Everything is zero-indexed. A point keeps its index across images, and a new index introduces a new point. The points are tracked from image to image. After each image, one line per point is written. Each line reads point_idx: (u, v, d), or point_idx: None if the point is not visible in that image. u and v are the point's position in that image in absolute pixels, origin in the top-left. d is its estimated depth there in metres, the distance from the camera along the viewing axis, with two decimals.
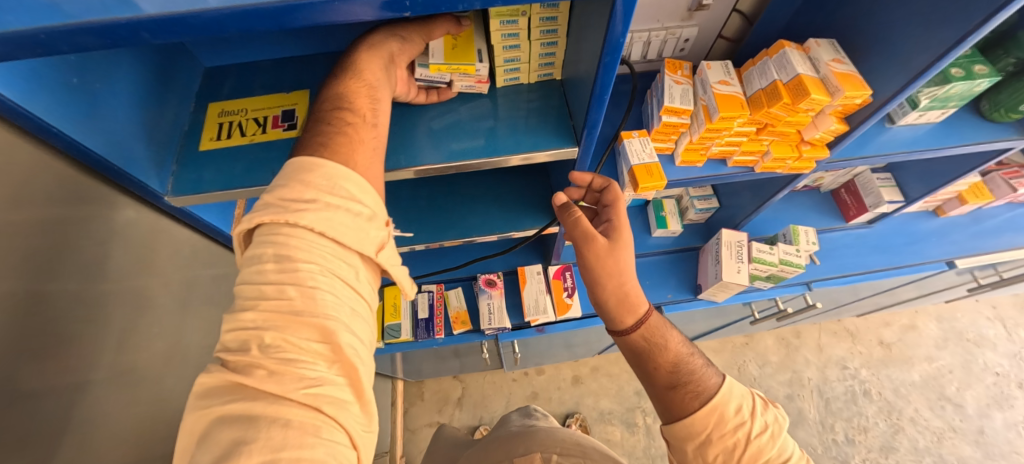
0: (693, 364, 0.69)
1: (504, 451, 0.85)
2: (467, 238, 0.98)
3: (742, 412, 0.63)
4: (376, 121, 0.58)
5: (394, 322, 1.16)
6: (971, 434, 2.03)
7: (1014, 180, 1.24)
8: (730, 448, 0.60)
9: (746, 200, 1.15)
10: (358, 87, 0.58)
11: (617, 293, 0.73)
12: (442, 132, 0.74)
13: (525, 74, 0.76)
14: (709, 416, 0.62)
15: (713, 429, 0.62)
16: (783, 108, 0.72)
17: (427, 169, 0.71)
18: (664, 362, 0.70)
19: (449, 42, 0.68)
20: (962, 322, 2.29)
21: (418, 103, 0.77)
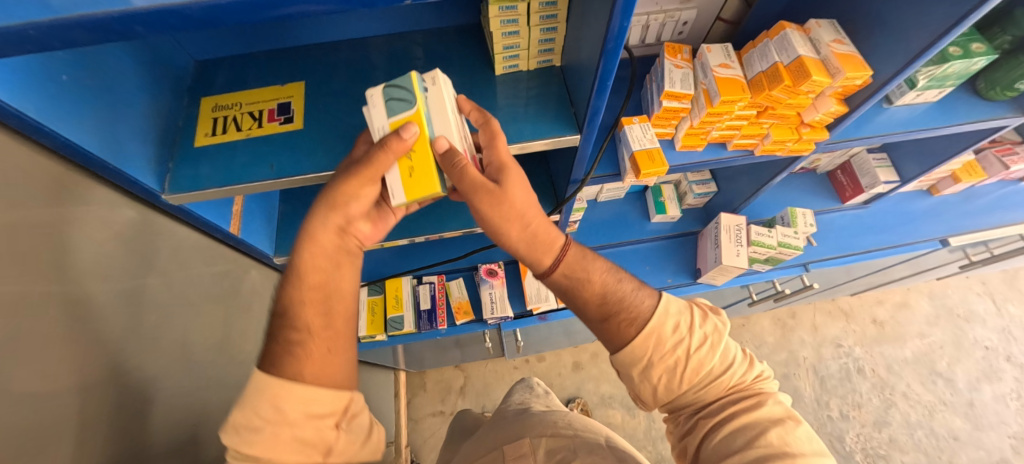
0: (624, 290, 0.64)
1: (501, 439, 0.85)
2: (468, 228, 0.98)
3: (680, 330, 0.60)
4: (331, 322, 0.58)
5: (396, 314, 1.16)
6: (962, 406, 2.09)
7: (1007, 158, 1.26)
8: (672, 366, 0.58)
9: (745, 184, 1.15)
10: (308, 288, 0.60)
11: (523, 237, 0.63)
12: None
13: (525, 61, 0.74)
14: (647, 341, 0.59)
15: (654, 353, 0.59)
16: (784, 91, 0.72)
17: None
18: (590, 296, 0.64)
19: (403, 170, 0.56)
20: (953, 299, 2.34)
21: None
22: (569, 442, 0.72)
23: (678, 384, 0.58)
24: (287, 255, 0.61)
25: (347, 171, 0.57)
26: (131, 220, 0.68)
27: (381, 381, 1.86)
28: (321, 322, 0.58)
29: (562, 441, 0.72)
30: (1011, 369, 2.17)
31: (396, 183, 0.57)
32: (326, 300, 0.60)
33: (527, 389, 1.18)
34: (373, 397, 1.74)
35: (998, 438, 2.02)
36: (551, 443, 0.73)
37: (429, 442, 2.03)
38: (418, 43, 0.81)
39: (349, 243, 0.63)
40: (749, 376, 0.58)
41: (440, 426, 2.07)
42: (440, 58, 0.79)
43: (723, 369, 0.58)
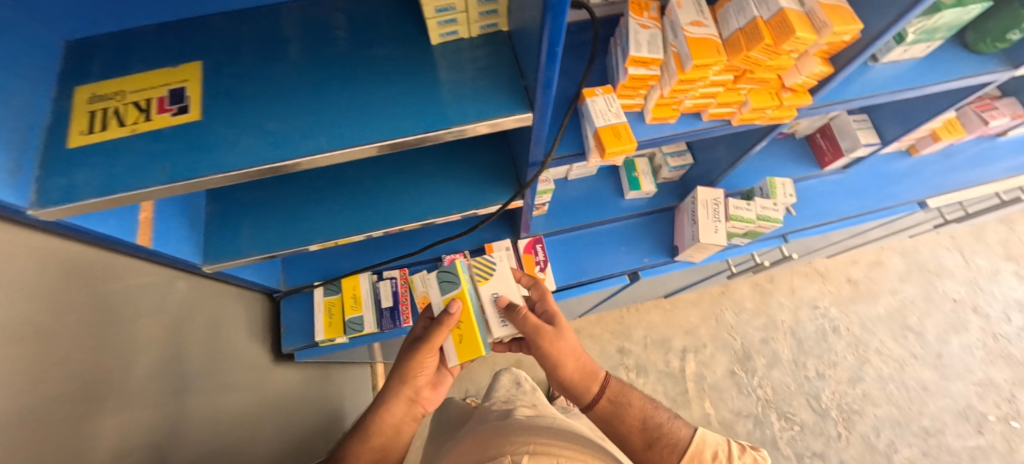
0: (660, 411, 0.74)
1: (477, 452, 0.72)
2: (423, 220, 0.88)
3: (721, 455, 0.65)
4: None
5: (355, 315, 1.08)
6: (931, 358, 2.17)
7: (986, 113, 1.21)
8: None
9: (722, 154, 1.08)
10: (371, 448, 0.76)
11: (577, 370, 0.77)
12: (375, 102, 0.61)
13: (465, 26, 0.63)
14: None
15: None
16: (763, 52, 0.62)
17: (362, 150, 0.59)
18: (634, 427, 0.71)
19: (456, 337, 0.78)
20: (924, 254, 2.38)
21: (340, 67, 0.63)
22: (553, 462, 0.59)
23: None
24: (363, 417, 0.81)
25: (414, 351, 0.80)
26: (74, 255, 0.64)
27: (357, 375, 1.80)
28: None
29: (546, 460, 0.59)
30: (977, 319, 2.24)
31: (451, 349, 0.78)
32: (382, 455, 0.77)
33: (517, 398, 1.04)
34: (350, 393, 1.68)
35: (963, 386, 2.11)
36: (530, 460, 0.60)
37: None
38: (340, 8, 0.68)
39: (416, 410, 0.84)
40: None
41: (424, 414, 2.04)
42: (366, 26, 0.66)
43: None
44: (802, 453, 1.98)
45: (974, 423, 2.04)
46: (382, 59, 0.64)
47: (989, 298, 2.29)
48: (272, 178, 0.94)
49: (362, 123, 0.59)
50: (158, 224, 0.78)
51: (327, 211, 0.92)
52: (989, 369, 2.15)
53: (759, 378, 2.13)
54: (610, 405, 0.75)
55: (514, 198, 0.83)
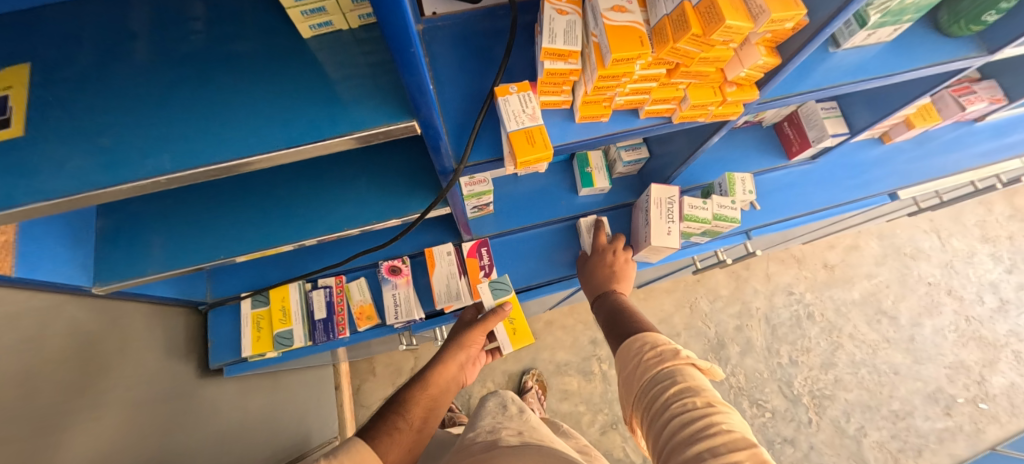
0: (639, 312, 0.76)
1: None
2: (337, 232, 0.80)
3: (652, 343, 0.62)
4: (423, 428, 0.71)
5: (284, 328, 1.01)
6: (903, 342, 2.16)
7: (963, 97, 1.14)
8: (634, 367, 0.60)
9: (681, 145, 0.97)
10: (426, 396, 0.75)
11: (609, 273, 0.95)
12: (232, 108, 0.52)
13: (339, 17, 0.53)
14: (627, 347, 0.64)
15: (628, 357, 0.63)
16: (692, 43, 0.53)
17: (217, 169, 0.51)
18: (613, 309, 0.80)
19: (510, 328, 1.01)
20: (901, 237, 2.34)
21: (195, 67, 0.54)
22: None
23: (634, 384, 0.58)
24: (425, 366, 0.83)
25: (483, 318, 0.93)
26: None
27: (316, 377, 1.74)
28: (415, 428, 0.69)
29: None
30: (950, 302, 2.23)
31: (505, 337, 0.99)
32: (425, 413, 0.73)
33: (500, 408, 0.87)
34: (308, 397, 1.63)
35: (934, 369, 2.11)
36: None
37: None
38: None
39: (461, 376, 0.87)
40: (692, 388, 0.51)
41: None
42: (231, 18, 0.57)
43: (672, 378, 0.54)
44: (772, 439, 1.98)
45: (943, 405, 2.05)
46: (243, 58, 0.54)
47: (964, 280, 2.28)
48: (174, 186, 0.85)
49: (215, 137, 0.50)
50: (23, 247, 0.69)
51: (234, 222, 0.83)
52: (960, 351, 2.15)
53: (732, 366, 2.11)
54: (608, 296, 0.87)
55: (434, 207, 0.75)
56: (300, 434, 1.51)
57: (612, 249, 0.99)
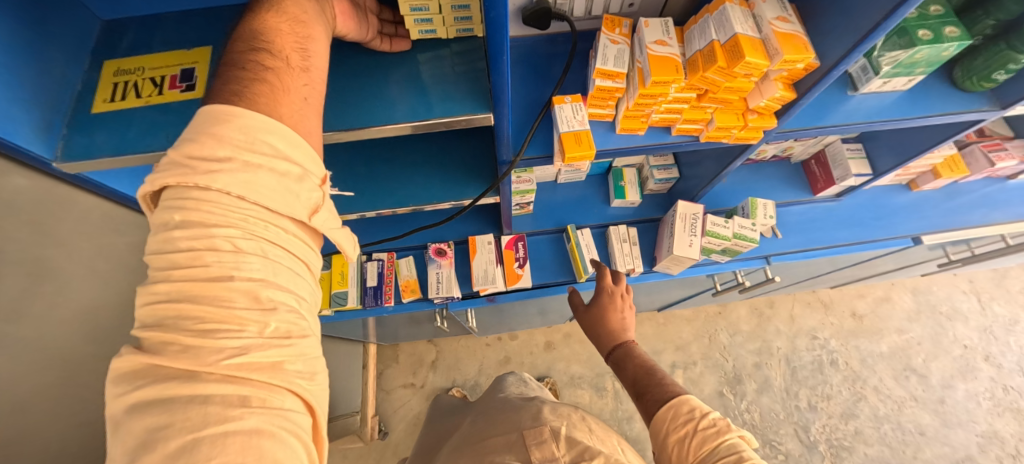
0: (662, 373, 0.80)
1: (505, 421, 0.78)
2: (403, 206, 0.95)
3: (695, 412, 0.67)
4: (307, 83, 0.44)
5: (341, 289, 1.16)
6: (933, 403, 2.08)
7: (993, 153, 1.20)
8: (684, 438, 0.64)
9: (707, 170, 1.08)
10: (289, 23, 0.46)
11: (618, 322, 0.93)
12: (375, 90, 0.69)
13: (442, 27, 0.68)
14: (667, 412, 0.69)
15: (669, 424, 0.68)
16: (719, 73, 0.66)
17: (365, 132, 0.67)
18: (637, 371, 0.82)
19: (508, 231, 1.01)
20: (937, 295, 2.29)
21: (343, 61, 0.72)
22: (587, 435, 0.70)
23: (685, 454, 0.63)
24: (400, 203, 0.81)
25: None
26: None
27: (346, 352, 1.89)
28: (301, 77, 0.44)
29: (581, 433, 0.70)
30: (988, 369, 2.14)
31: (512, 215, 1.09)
32: (306, 44, 0.46)
33: (522, 383, 1.13)
34: (337, 369, 1.77)
35: (965, 435, 2.01)
36: (569, 430, 0.70)
37: (398, 413, 2.08)
38: None
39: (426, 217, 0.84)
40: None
41: (410, 397, 2.11)
42: None
43: (731, 453, 0.58)
44: None
45: None
46: (363, 57, 0.73)
47: (1004, 347, 2.18)
48: None
49: (340, 112, 0.67)
50: None
51: None
52: (994, 420, 2.05)
53: (747, 402, 2.09)
54: (622, 352, 0.88)
55: (485, 194, 0.89)
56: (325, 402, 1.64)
57: (619, 292, 0.96)
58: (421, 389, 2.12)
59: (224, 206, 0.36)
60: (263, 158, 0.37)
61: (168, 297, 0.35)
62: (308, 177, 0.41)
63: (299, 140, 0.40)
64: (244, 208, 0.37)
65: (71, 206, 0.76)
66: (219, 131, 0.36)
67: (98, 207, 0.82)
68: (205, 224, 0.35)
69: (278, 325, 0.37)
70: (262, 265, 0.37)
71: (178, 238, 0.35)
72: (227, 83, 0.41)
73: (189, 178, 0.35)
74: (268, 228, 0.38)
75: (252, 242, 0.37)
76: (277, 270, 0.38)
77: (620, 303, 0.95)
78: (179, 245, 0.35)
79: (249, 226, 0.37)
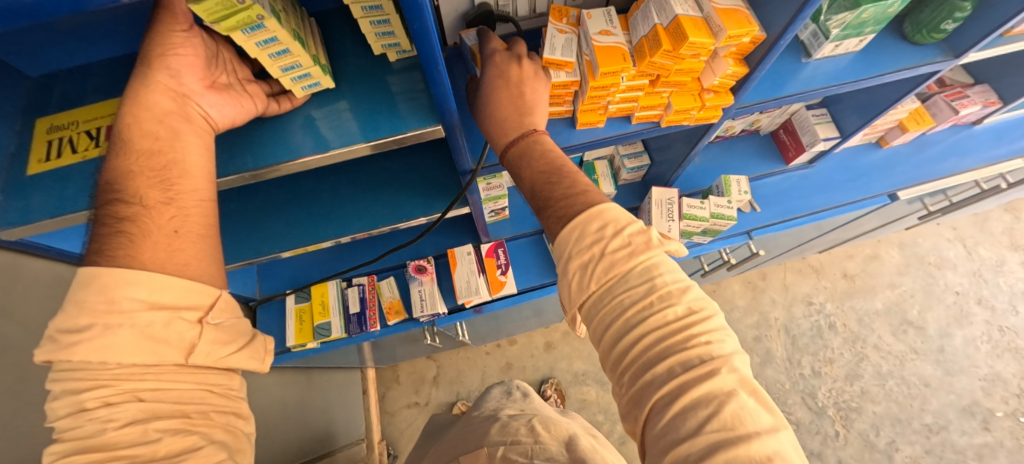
0: (572, 175, 0.54)
1: (462, 444, 0.81)
2: (372, 229, 0.92)
3: (607, 230, 0.47)
4: (175, 217, 0.50)
5: (324, 320, 1.13)
6: (933, 353, 2.09)
7: (955, 102, 1.21)
8: (588, 264, 0.47)
9: (677, 152, 1.07)
10: (142, 162, 0.50)
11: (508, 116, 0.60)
12: (319, 117, 0.66)
13: (324, 77, 0.64)
14: (575, 229, 0.48)
15: (575, 245, 0.48)
16: (666, 57, 0.65)
17: (304, 163, 0.64)
18: (536, 177, 0.55)
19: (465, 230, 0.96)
20: (923, 246, 2.31)
21: None
22: (525, 449, 0.67)
23: (588, 284, 0.47)
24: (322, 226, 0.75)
25: (159, 11, 0.51)
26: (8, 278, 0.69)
27: (343, 379, 1.85)
28: (168, 213, 0.50)
29: (520, 448, 0.68)
30: (981, 312, 2.17)
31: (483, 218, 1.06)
32: (165, 176, 0.51)
33: (506, 394, 1.14)
34: (334, 397, 1.73)
35: (968, 381, 2.03)
36: (506, 449, 0.69)
37: (405, 434, 2.05)
38: None
39: None
40: (673, 298, 0.44)
41: (416, 416, 2.08)
42: None
43: (646, 282, 0.45)
44: None
45: (980, 420, 1.96)
46: None
47: (995, 289, 2.21)
48: (236, 193, 1.01)
49: (281, 144, 0.64)
50: None
51: (284, 223, 0.97)
52: (995, 362, 2.07)
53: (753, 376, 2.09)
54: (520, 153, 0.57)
55: (453, 206, 0.87)
56: (324, 436, 1.60)
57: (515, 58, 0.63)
58: (426, 407, 2.09)
59: (97, 367, 0.43)
60: (121, 317, 0.43)
61: (63, 454, 0.40)
62: (176, 317, 0.46)
63: (163, 285, 0.46)
64: (112, 368, 0.43)
65: (18, 275, 0.73)
66: (82, 297, 0.43)
67: (49, 271, 0.79)
68: (80, 389, 0.42)
69: (169, 447, 0.42)
70: (137, 409, 0.43)
71: (57, 407, 0.42)
72: (94, 240, 0.48)
73: (55, 352, 0.42)
74: (145, 378, 0.45)
75: (122, 394, 0.43)
76: (157, 410, 0.44)
77: (515, 77, 0.61)
78: (59, 413, 0.42)
79: (122, 383, 0.44)
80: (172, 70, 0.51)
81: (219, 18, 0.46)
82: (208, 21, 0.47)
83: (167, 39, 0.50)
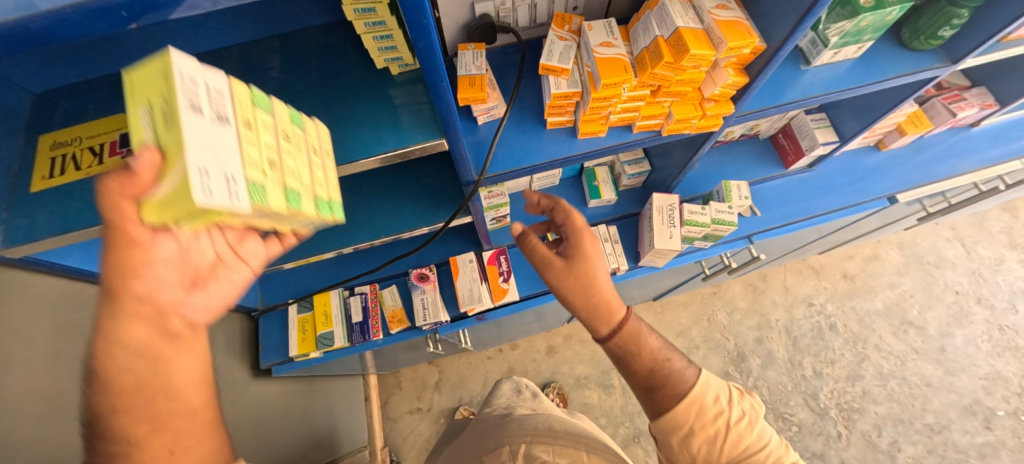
0: (674, 365, 0.71)
1: (478, 445, 0.80)
2: (375, 239, 0.92)
3: (721, 403, 0.66)
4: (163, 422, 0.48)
5: (326, 330, 1.13)
6: (934, 353, 2.10)
7: (953, 105, 1.22)
8: (711, 438, 0.63)
9: (677, 159, 1.07)
10: (129, 393, 0.48)
11: (586, 301, 0.75)
12: (321, 130, 0.66)
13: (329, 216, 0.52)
14: (688, 409, 0.65)
15: (695, 421, 0.65)
16: (667, 68, 0.66)
17: None
18: (642, 369, 0.72)
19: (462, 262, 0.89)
20: (922, 246, 2.32)
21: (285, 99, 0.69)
22: (548, 447, 0.67)
23: (709, 448, 0.63)
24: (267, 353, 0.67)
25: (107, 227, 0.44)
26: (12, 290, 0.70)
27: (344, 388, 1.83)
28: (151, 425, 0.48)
29: (542, 446, 0.68)
30: (981, 311, 2.17)
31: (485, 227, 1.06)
32: (152, 402, 0.49)
33: (516, 392, 1.14)
34: (337, 404, 1.72)
35: (970, 380, 2.04)
36: (529, 446, 0.69)
37: (408, 440, 2.04)
38: (275, 49, 0.73)
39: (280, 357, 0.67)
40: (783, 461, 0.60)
41: (419, 423, 2.07)
42: (298, 65, 0.72)
43: (760, 446, 0.62)
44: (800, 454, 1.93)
45: (982, 419, 1.97)
46: (309, 95, 0.69)
47: (994, 288, 2.22)
48: None
49: None
50: None
51: None
52: (996, 361, 2.07)
53: (754, 378, 2.09)
54: (620, 339, 0.74)
55: (456, 215, 0.87)
56: (327, 443, 1.59)
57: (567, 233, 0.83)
58: (429, 413, 2.09)
59: None
60: None
61: None
62: None
63: None
64: None
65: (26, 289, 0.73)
66: None
67: (53, 286, 0.79)
68: None
69: None
70: None
71: None
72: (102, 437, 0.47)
73: None
74: None
75: None
76: None
77: (580, 256, 0.79)
78: None
79: None
80: (139, 298, 0.49)
81: (182, 223, 0.37)
82: (168, 223, 0.38)
83: (128, 273, 0.47)
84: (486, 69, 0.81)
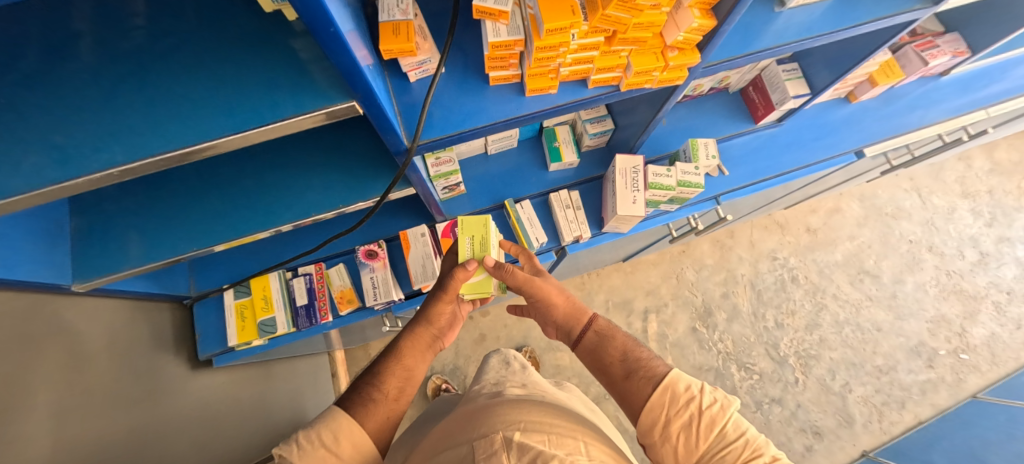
0: (646, 350, 0.71)
1: (463, 425, 0.71)
2: (306, 217, 0.82)
3: (692, 389, 0.61)
4: (402, 396, 0.68)
5: (267, 316, 1.05)
6: (886, 300, 2.21)
7: (925, 52, 1.17)
8: (690, 424, 0.58)
9: (641, 116, 0.99)
10: (400, 367, 0.71)
11: (568, 302, 0.81)
12: (201, 90, 0.54)
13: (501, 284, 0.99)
14: (663, 398, 0.61)
15: (669, 410, 0.60)
16: (621, 9, 0.55)
17: (196, 150, 0.53)
18: (615, 357, 0.71)
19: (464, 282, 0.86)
20: (882, 198, 2.37)
21: (151, 53, 0.55)
22: (544, 438, 0.60)
23: (693, 442, 0.56)
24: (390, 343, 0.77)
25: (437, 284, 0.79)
26: None
27: (310, 365, 1.75)
28: (396, 392, 0.67)
29: (536, 436, 0.60)
30: (932, 258, 2.28)
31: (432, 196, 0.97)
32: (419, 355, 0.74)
33: (503, 365, 1.10)
34: (304, 383, 1.66)
35: (916, 324, 2.17)
36: (523, 435, 0.60)
37: None
38: None
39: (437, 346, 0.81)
40: (764, 452, 0.53)
41: None
42: (169, 10, 0.57)
43: (739, 436, 0.55)
44: (760, 400, 2.03)
45: (925, 358, 2.11)
46: (185, 48, 0.55)
47: (945, 236, 2.32)
48: (142, 182, 0.87)
49: (157, 129, 0.52)
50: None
51: (204, 215, 0.85)
52: (941, 305, 2.20)
53: (720, 332, 2.16)
54: (595, 338, 0.76)
55: (393, 187, 0.78)
56: (296, 423, 1.54)
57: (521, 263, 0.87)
58: None
59: None
60: None
61: None
62: None
63: None
64: None
65: None
66: None
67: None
68: None
69: None
70: None
71: None
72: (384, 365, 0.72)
73: None
74: None
75: None
76: None
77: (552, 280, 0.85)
78: None
79: None
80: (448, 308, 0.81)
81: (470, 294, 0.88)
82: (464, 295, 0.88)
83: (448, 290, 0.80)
84: (415, 14, 0.68)
